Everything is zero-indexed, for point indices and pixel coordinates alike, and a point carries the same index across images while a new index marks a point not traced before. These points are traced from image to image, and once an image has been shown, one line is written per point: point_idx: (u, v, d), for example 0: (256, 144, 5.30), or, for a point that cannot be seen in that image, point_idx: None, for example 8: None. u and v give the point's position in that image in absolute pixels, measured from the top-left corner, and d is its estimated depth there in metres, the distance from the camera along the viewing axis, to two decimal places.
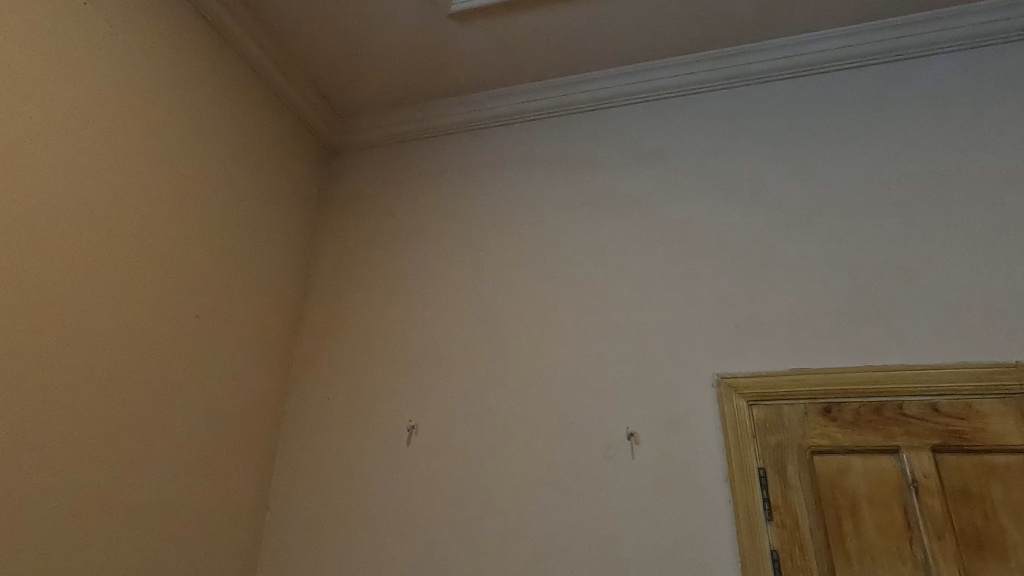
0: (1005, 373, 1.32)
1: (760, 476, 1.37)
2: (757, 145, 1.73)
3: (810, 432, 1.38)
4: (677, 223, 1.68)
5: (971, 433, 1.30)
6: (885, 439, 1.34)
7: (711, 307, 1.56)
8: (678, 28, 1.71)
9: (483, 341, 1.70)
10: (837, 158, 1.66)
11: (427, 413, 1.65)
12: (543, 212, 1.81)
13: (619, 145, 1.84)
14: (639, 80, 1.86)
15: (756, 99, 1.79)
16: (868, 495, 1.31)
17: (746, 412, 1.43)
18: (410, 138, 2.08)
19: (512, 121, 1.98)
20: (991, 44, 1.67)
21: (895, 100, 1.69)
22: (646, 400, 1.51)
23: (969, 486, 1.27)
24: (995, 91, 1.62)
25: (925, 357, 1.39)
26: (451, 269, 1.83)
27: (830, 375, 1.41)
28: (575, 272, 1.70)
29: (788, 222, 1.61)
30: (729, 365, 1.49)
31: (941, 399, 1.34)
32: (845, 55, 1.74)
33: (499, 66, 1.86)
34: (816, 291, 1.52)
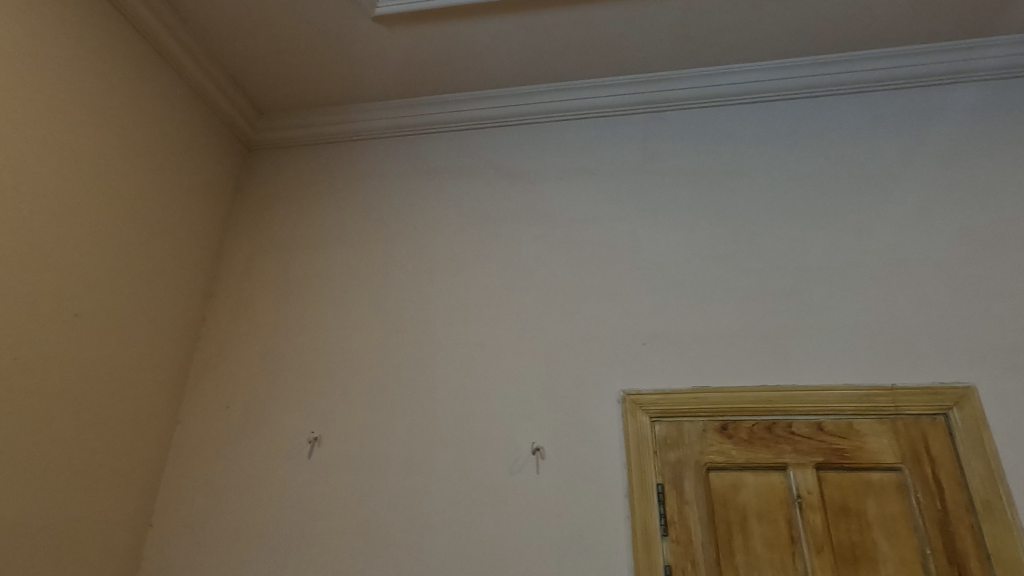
0: (882, 395, 1.41)
1: (658, 492, 1.40)
2: (676, 168, 1.77)
3: (707, 448, 1.43)
4: (594, 239, 1.71)
5: (851, 451, 1.38)
6: (775, 456, 1.40)
7: (622, 323, 1.59)
8: (607, 48, 1.73)
9: (395, 350, 1.66)
10: (746, 184, 1.72)
11: (333, 425, 1.60)
12: (463, 222, 1.80)
13: (542, 159, 1.85)
14: (567, 97, 1.88)
15: (677, 123, 1.84)
16: (757, 511, 1.36)
17: (648, 429, 1.46)
18: (333, 141, 2.03)
19: (439, 130, 1.96)
20: (891, 86, 1.79)
21: (803, 133, 1.78)
22: (555, 414, 1.52)
23: (848, 502, 1.34)
24: (888, 131, 1.74)
25: (817, 377, 1.46)
26: (367, 277, 1.78)
27: (729, 394, 1.46)
28: (493, 284, 1.70)
29: (698, 244, 1.66)
30: (636, 382, 1.52)
31: (826, 418, 1.42)
32: (758, 89, 1.82)
33: (427, 72, 1.83)
34: (722, 312, 1.57)
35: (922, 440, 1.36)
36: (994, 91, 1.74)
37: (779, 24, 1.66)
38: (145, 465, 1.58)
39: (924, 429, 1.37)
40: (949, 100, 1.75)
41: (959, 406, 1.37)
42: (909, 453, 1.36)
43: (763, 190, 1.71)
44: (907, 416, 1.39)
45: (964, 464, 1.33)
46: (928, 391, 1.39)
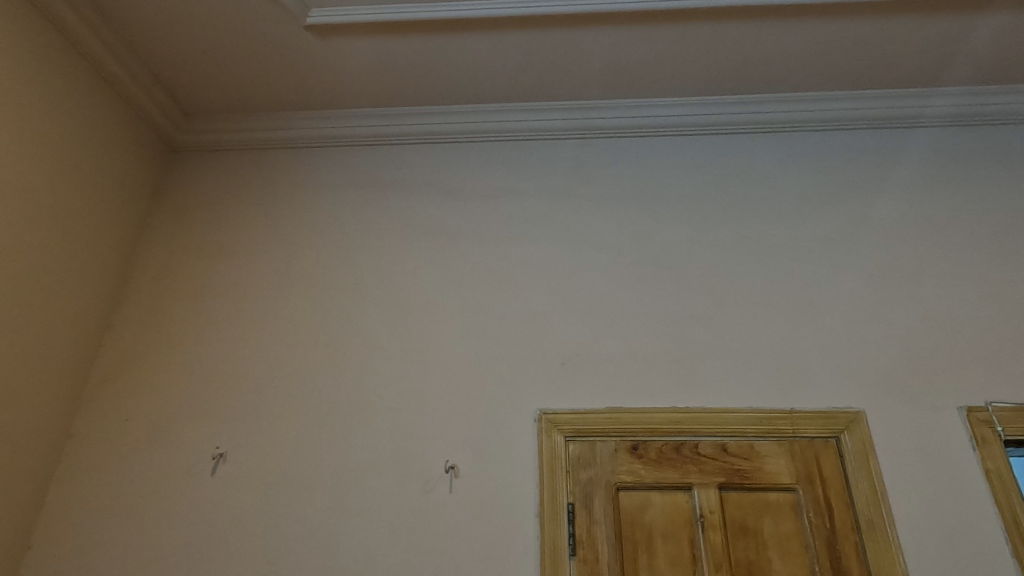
0: (782, 418, 1.48)
1: (568, 511, 1.42)
2: (602, 193, 1.83)
3: (618, 468, 1.46)
4: (519, 259, 1.73)
5: (751, 472, 1.44)
6: (681, 476, 1.44)
7: (542, 343, 1.61)
8: (540, 73, 1.78)
9: (313, 364, 1.62)
10: (666, 212, 1.79)
11: (241, 441, 1.54)
12: (390, 237, 1.79)
13: (472, 177, 1.87)
14: (502, 118, 1.91)
15: (606, 150, 1.90)
16: (662, 530, 1.39)
17: (562, 448, 1.48)
18: (262, 147, 1.98)
19: (372, 143, 1.95)
20: (803, 127, 1.91)
21: (721, 166, 1.87)
22: (471, 432, 1.52)
23: (746, 522, 1.39)
24: (797, 169, 1.85)
25: (724, 400, 1.51)
26: (289, 288, 1.74)
27: (641, 415, 1.50)
28: (416, 299, 1.69)
29: (620, 268, 1.71)
30: (552, 401, 1.54)
31: (730, 440, 1.47)
32: (682, 123, 1.91)
33: (361, 85, 1.83)
34: (638, 335, 1.61)
35: (815, 461, 1.44)
36: (891, 138, 1.88)
37: (703, 62, 1.75)
38: (29, 482, 1.46)
39: (818, 451, 1.45)
40: (852, 144, 1.88)
41: (850, 430, 1.46)
42: (803, 474, 1.43)
43: (683, 218, 1.78)
44: (803, 439, 1.46)
45: (852, 486, 1.41)
46: (823, 415, 1.47)
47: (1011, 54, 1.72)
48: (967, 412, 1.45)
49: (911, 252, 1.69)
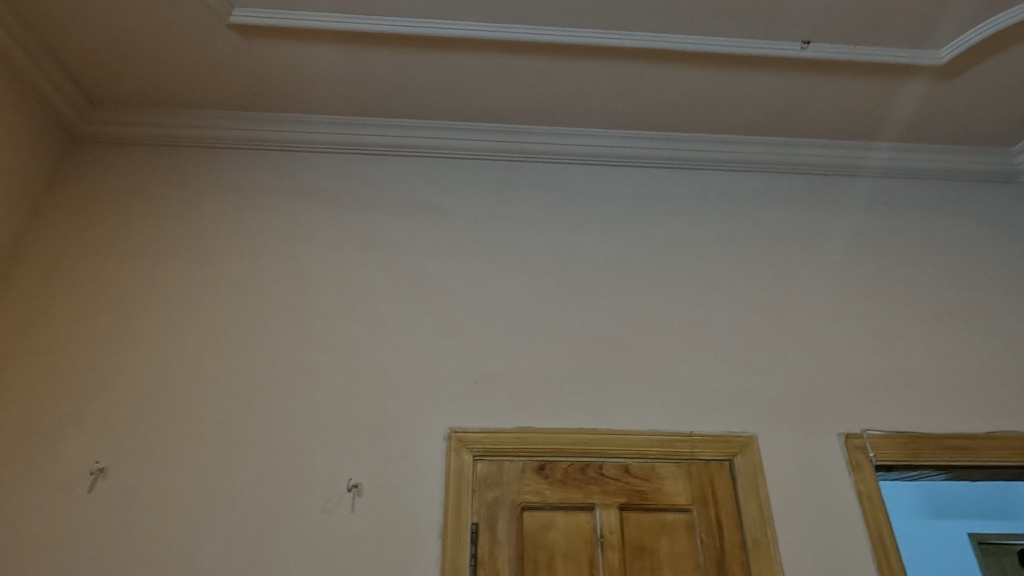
0: (682, 442, 1.54)
1: (472, 531, 1.41)
2: (525, 215, 1.86)
3: (524, 487, 1.47)
4: (439, 276, 1.74)
5: (651, 492, 1.49)
6: (584, 496, 1.47)
7: (457, 361, 1.61)
8: (469, 93, 1.80)
9: (214, 375, 1.55)
10: (585, 236, 1.83)
11: (127, 455, 1.44)
12: (308, 246, 1.75)
13: (398, 191, 1.86)
14: (431, 135, 1.91)
15: (533, 174, 1.94)
16: (563, 550, 1.41)
17: (470, 467, 1.48)
18: (176, 144, 1.89)
19: (296, 149, 1.90)
20: (720, 167, 1.99)
21: (641, 195, 1.93)
22: (377, 448, 1.49)
23: (644, 541, 1.44)
24: (712, 204, 1.93)
25: (630, 423, 1.56)
26: (196, 293, 1.65)
27: (550, 435, 1.52)
28: (330, 311, 1.66)
29: (538, 290, 1.74)
30: (463, 420, 1.54)
31: (633, 461, 1.52)
32: (607, 153, 1.95)
33: (286, 89, 1.79)
34: (552, 356, 1.64)
35: (710, 483, 1.51)
36: (798, 183, 1.99)
37: (625, 98, 1.82)
38: None
39: (713, 473, 1.52)
40: (763, 185, 1.98)
41: (742, 453, 1.53)
42: (698, 496, 1.49)
43: (602, 244, 1.82)
44: (700, 461, 1.53)
45: (741, 506, 1.48)
46: (719, 438, 1.55)
47: (898, 115, 1.89)
48: (846, 437, 1.57)
49: (810, 286, 1.80)
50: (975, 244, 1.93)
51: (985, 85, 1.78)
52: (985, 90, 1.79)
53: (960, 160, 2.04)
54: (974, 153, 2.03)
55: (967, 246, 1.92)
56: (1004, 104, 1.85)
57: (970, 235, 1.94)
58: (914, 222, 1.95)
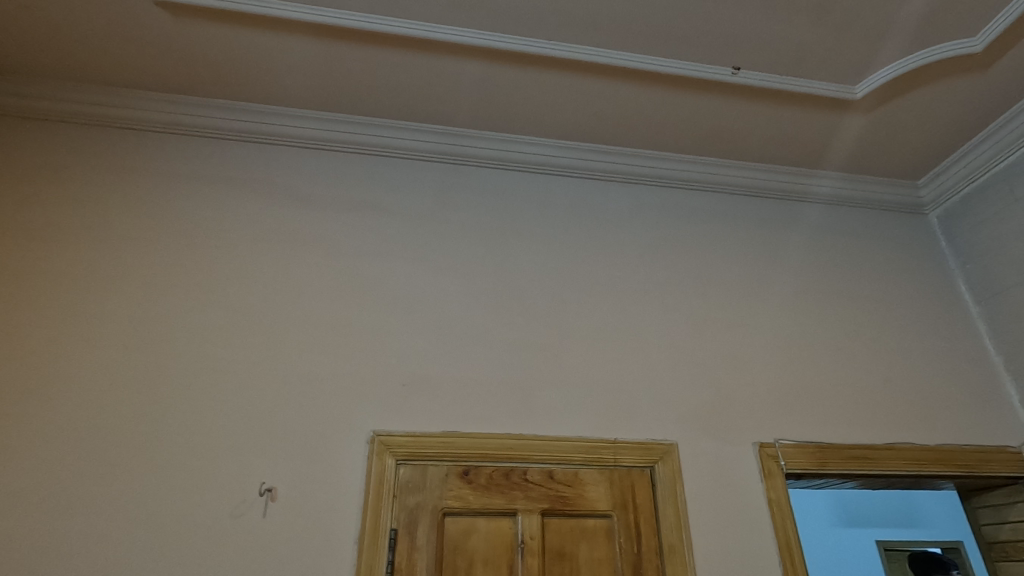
0: (606, 448, 1.56)
1: (390, 537, 1.37)
2: (463, 218, 1.85)
3: (446, 493, 1.45)
4: (372, 276, 1.70)
5: (573, 498, 1.50)
6: (507, 502, 1.47)
7: (385, 363, 1.58)
8: (411, 92, 1.78)
9: (119, 371, 1.45)
10: (522, 242, 1.85)
11: (13, 455, 1.33)
12: (234, 239, 1.68)
13: (333, 187, 1.82)
14: (372, 133, 1.88)
15: (473, 178, 1.94)
16: (483, 557, 1.40)
17: (392, 471, 1.44)
18: (93, 123, 1.77)
19: (227, 137, 1.82)
20: (655, 182, 2.05)
21: (578, 205, 1.96)
22: (295, 451, 1.44)
23: (564, 547, 1.45)
24: (645, 217, 1.98)
25: (556, 429, 1.57)
26: (106, 283, 1.55)
27: (476, 440, 1.51)
28: (253, 307, 1.59)
29: (473, 294, 1.73)
30: (389, 423, 1.50)
31: (557, 467, 1.53)
32: (547, 162, 1.98)
33: (218, 73, 1.71)
34: (482, 361, 1.63)
35: (631, 489, 1.54)
36: (727, 202, 2.09)
37: (567, 109, 1.85)
38: None
39: (634, 480, 1.55)
40: (694, 202, 2.06)
41: (663, 461, 1.57)
42: (619, 502, 1.52)
43: (538, 251, 1.84)
44: (623, 468, 1.56)
45: (659, 512, 1.52)
46: (642, 445, 1.58)
47: (820, 143, 2.01)
48: (760, 447, 1.64)
49: (734, 302, 1.87)
50: (884, 268, 2.07)
51: (895, 120, 1.92)
52: (895, 125, 1.94)
53: (874, 189, 2.18)
54: (885, 184, 2.19)
55: (875, 270, 2.06)
56: (910, 139, 2.01)
57: (879, 260, 2.09)
58: (830, 245, 2.08)
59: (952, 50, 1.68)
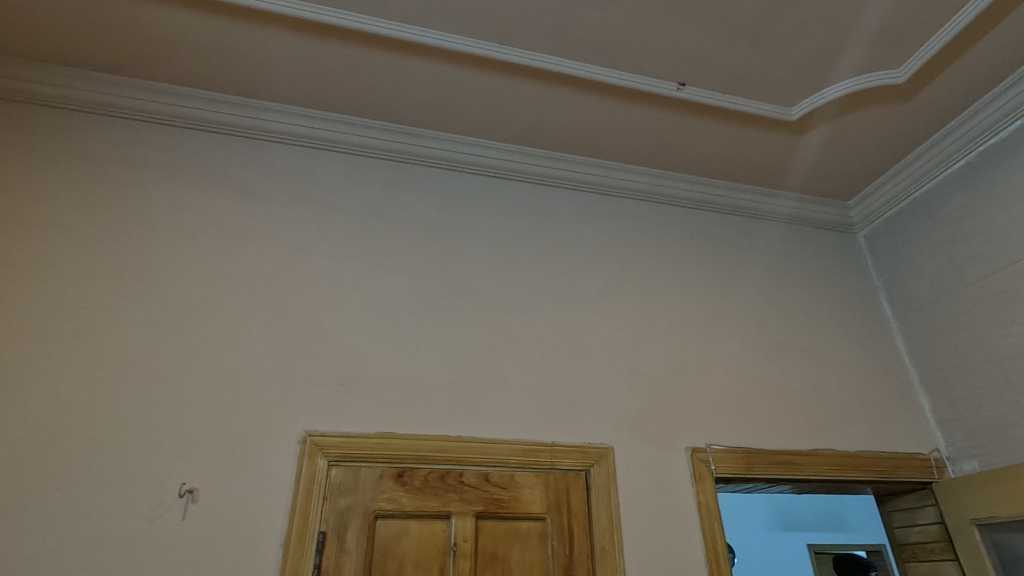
0: (543, 451, 1.57)
1: (318, 540, 1.34)
2: (409, 218, 1.84)
3: (379, 495, 1.43)
4: (312, 272, 1.66)
5: (508, 501, 1.50)
6: (441, 504, 1.45)
7: (322, 362, 1.54)
8: (360, 88, 1.76)
9: (30, 363, 1.37)
10: (468, 244, 1.85)
11: None
12: (166, 229, 1.61)
13: (276, 180, 1.78)
14: (320, 127, 1.85)
15: (422, 178, 1.93)
16: (414, 560, 1.38)
17: (323, 473, 1.41)
18: (16, 100, 1.66)
19: (165, 123, 1.75)
20: (602, 191, 2.09)
21: (526, 209, 1.98)
22: (220, 451, 1.38)
23: (497, 550, 1.44)
24: (591, 225, 2.02)
25: (495, 431, 1.57)
26: (19, 269, 1.46)
27: (412, 441, 1.49)
28: (183, 301, 1.53)
29: (416, 295, 1.71)
30: (322, 423, 1.47)
31: (494, 469, 1.53)
32: (497, 166, 1.99)
33: (155, 55, 1.64)
34: (422, 362, 1.62)
35: (566, 492, 1.55)
36: (671, 213, 2.15)
37: (517, 114, 1.86)
38: None
39: (569, 483, 1.56)
40: (639, 212, 2.11)
41: (598, 464, 1.59)
42: (553, 504, 1.53)
43: (484, 253, 1.84)
44: (559, 471, 1.57)
45: (592, 515, 1.54)
46: (578, 448, 1.60)
47: (759, 161, 2.10)
48: (692, 451, 1.69)
49: (674, 310, 1.93)
50: (815, 282, 2.18)
51: (828, 143, 2.02)
52: (828, 148, 2.04)
53: (808, 207, 2.30)
54: (818, 203, 2.31)
55: (806, 284, 2.16)
56: (841, 162, 2.12)
57: (810, 275, 2.19)
58: (765, 259, 2.17)
59: (880, 80, 1.77)
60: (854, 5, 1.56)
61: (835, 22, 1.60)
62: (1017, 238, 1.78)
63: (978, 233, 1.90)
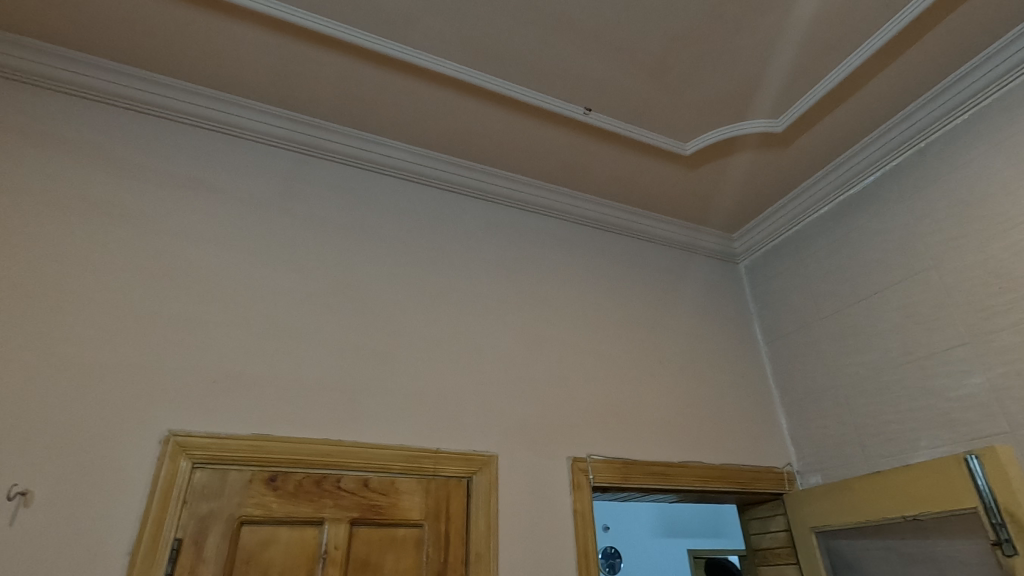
0: (427, 458, 1.57)
1: (172, 548, 1.25)
2: (307, 212, 1.79)
3: (246, 500, 1.36)
4: (193, 261, 1.57)
5: (386, 507, 1.49)
6: (314, 510, 1.41)
7: (197, 357, 1.46)
8: (265, 73, 1.70)
9: None
10: (367, 244, 1.82)
11: None
12: (24, 201, 1.46)
13: (162, 159, 1.67)
14: (217, 108, 1.77)
15: (326, 173, 1.89)
16: (279, 568, 1.33)
17: (185, 476, 1.32)
18: None
19: (40, 86, 1.62)
20: (509, 204, 2.15)
21: (430, 215, 1.98)
22: (66, 449, 1.26)
23: (369, 557, 1.42)
24: (494, 235, 2.06)
25: (379, 437, 1.55)
26: None
27: (289, 444, 1.43)
28: (35, 281, 1.39)
29: (307, 293, 1.66)
30: (190, 422, 1.38)
31: (374, 475, 1.51)
32: (406, 168, 1.98)
33: (32, 10, 1.51)
34: (308, 362, 1.57)
35: (446, 499, 1.56)
36: (572, 230, 2.24)
37: (427, 119, 1.87)
38: None
39: (450, 489, 1.57)
40: (542, 226, 2.19)
41: (481, 471, 1.61)
42: (432, 511, 1.53)
43: (383, 255, 1.82)
44: (441, 477, 1.58)
45: (470, 522, 1.55)
46: (462, 456, 1.61)
47: (655, 188, 2.24)
48: (573, 461, 1.76)
49: (567, 323, 2.01)
50: (699, 306, 2.35)
51: (715, 178, 2.20)
52: (715, 182, 2.22)
53: (697, 236, 2.48)
54: (706, 233, 2.50)
55: (691, 307, 2.33)
56: (727, 197, 2.31)
57: (695, 299, 2.36)
58: (656, 281, 2.31)
59: (760, 126, 1.95)
60: (740, 57, 1.71)
61: (723, 69, 1.75)
62: (864, 279, 2.03)
63: (834, 272, 2.15)
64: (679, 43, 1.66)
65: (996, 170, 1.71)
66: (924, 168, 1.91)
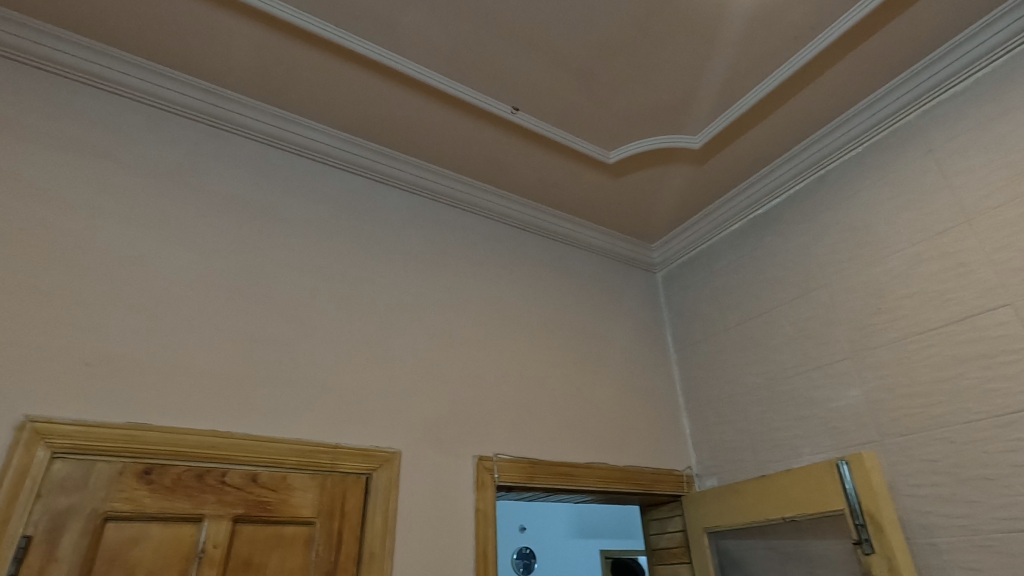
0: (325, 453, 1.50)
1: (18, 547, 1.12)
2: (212, 188, 1.68)
3: (114, 495, 1.25)
4: (74, 231, 1.43)
5: (275, 504, 1.41)
6: (193, 507, 1.31)
7: (69, 337, 1.32)
8: (172, 35, 1.58)
9: None
10: (276, 227, 1.73)
11: None
12: None
13: (44, 116, 1.51)
14: (116, 69, 1.63)
15: (237, 149, 1.79)
16: (147, 569, 1.22)
17: (42, 467, 1.19)
18: None
19: None
20: (432, 197, 2.12)
21: (349, 202, 1.92)
22: None
23: (252, 557, 1.34)
24: (415, 228, 2.03)
25: (273, 429, 1.47)
26: None
27: (170, 435, 1.33)
28: None
29: (204, 274, 1.55)
30: (56, 407, 1.25)
31: (264, 469, 1.43)
32: (325, 151, 1.92)
33: None
34: (200, 348, 1.46)
35: (341, 496, 1.50)
36: (495, 228, 2.25)
37: (350, 102, 1.80)
38: None
39: (347, 486, 1.52)
40: (465, 223, 2.17)
41: (382, 469, 1.57)
42: (325, 509, 1.47)
43: (293, 240, 1.74)
44: (338, 474, 1.52)
45: (366, 521, 1.50)
46: (363, 452, 1.56)
47: (578, 194, 2.28)
48: (478, 459, 1.75)
49: (483, 322, 2.00)
50: (615, 311, 2.41)
51: (636, 188, 2.26)
52: (636, 192, 2.29)
53: (618, 243, 2.55)
54: (627, 241, 2.58)
55: (607, 312, 2.39)
56: (647, 207, 2.39)
57: (612, 304, 2.42)
58: (574, 284, 2.35)
59: (679, 142, 2.03)
60: (663, 72, 1.77)
61: (646, 83, 1.80)
62: (765, 294, 2.15)
63: (739, 286, 2.26)
64: (605, 52, 1.69)
65: (881, 201, 1.86)
66: (822, 194, 2.06)
